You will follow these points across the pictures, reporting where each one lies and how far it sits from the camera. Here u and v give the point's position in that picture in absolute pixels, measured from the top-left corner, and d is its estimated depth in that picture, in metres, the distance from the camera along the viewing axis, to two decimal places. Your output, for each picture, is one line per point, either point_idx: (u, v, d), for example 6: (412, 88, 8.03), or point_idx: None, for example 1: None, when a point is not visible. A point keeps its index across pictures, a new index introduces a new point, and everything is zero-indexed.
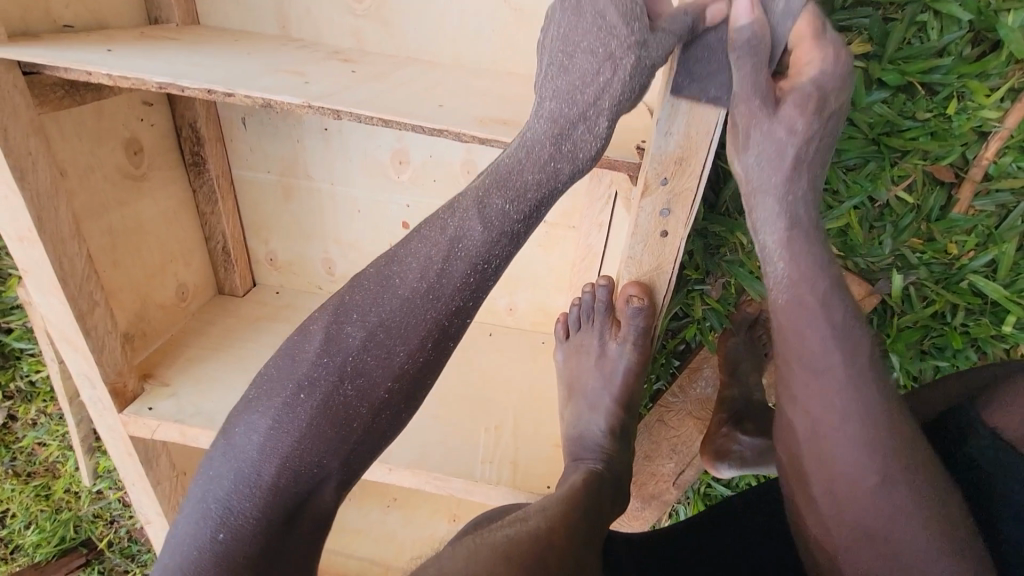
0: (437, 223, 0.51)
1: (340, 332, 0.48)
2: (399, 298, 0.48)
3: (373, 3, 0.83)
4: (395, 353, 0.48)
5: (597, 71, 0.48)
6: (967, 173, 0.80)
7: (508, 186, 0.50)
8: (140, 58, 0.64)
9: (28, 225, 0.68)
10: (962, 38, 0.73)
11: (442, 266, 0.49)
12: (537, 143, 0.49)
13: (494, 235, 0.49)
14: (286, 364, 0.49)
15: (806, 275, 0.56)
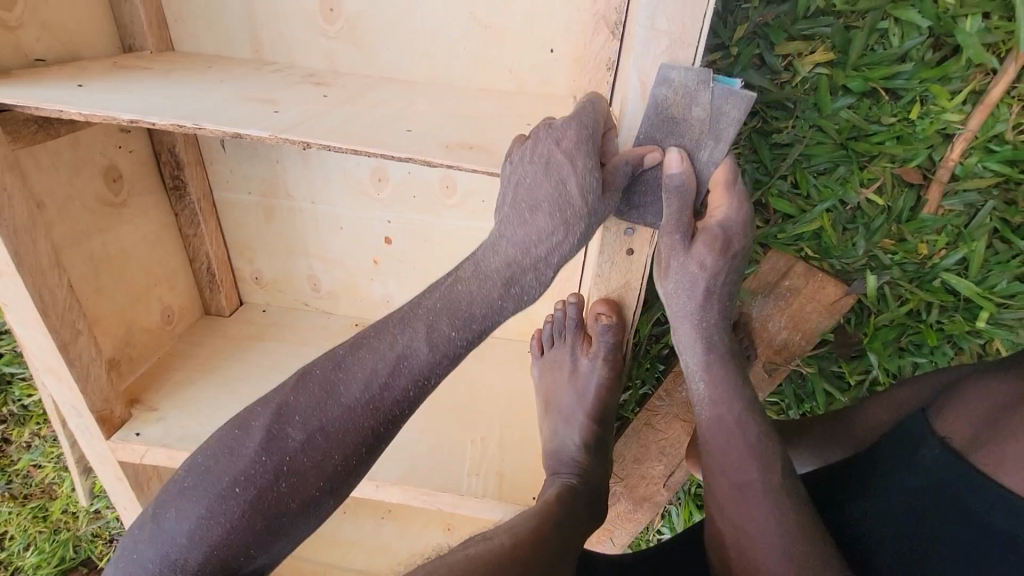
0: (373, 344, 0.56)
1: (282, 432, 0.53)
2: (342, 406, 0.53)
3: (345, 25, 0.84)
4: (330, 456, 0.53)
5: (547, 188, 0.57)
6: (934, 175, 0.82)
7: (455, 319, 0.57)
8: (110, 92, 0.64)
9: (6, 260, 0.69)
10: (922, 43, 0.74)
11: (385, 381, 0.55)
12: (507, 225, 0.59)
13: (436, 356, 0.56)
14: (224, 455, 0.52)
15: (742, 270, 0.63)
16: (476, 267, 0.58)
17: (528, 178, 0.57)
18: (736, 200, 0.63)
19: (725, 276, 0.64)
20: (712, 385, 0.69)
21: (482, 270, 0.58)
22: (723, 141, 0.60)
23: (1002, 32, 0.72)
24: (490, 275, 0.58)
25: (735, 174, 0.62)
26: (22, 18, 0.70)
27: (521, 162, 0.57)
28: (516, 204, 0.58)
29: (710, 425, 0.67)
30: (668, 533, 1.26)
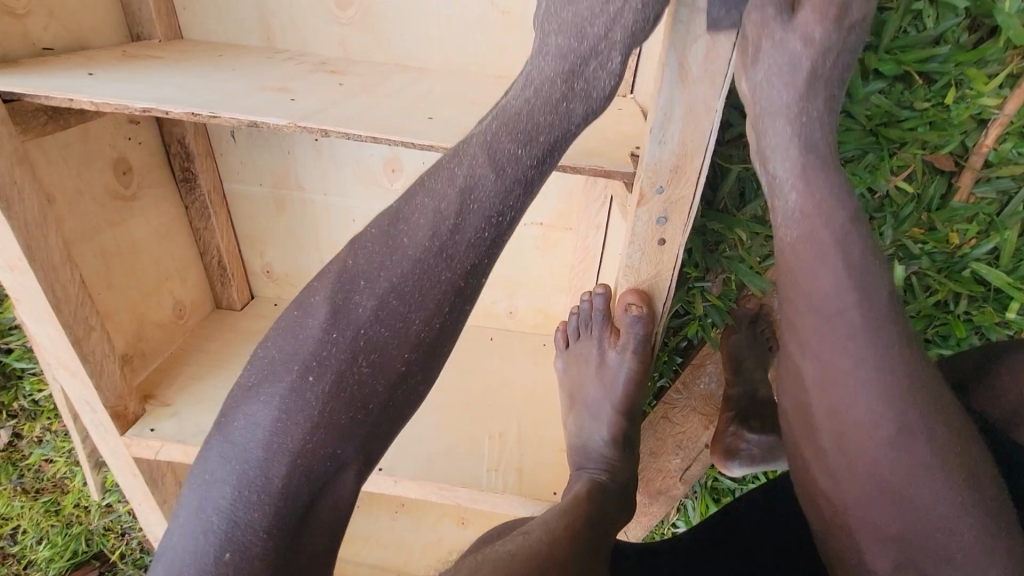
0: (444, 164, 0.50)
1: (348, 302, 0.48)
2: (410, 260, 0.48)
3: (358, 11, 0.81)
4: (410, 320, 0.48)
5: (604, 3, 0.47)
6: (967, 161, 0.79)
7: (516, 129, 0.49)
8: (122, 81, 0.62)
9: (18, 254, 0.67)
10: (959, 25, 0.72)
11: (455, 220, 0.48)
12: (540, 58, 0.50)
13: (507, 182, 0.49)
14: (286, 339, 0.48)
15: (822, 205, 0.53)
16: (500, 155, 0.49)
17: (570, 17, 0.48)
18: (820, 121, 0.53)
19: (794, 219, 0.54)
20: (810, 195, 0.53)
21: (512, 115, 0.50)
22: (800, 69, 0.51)
23: None
24: (547, 77, 0.49)
25: (819, 94, 0.52)
26: (29, 5, 0.68)
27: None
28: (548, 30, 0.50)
29: (795, 247, 0.55)
30: (684, 527, 1.25)
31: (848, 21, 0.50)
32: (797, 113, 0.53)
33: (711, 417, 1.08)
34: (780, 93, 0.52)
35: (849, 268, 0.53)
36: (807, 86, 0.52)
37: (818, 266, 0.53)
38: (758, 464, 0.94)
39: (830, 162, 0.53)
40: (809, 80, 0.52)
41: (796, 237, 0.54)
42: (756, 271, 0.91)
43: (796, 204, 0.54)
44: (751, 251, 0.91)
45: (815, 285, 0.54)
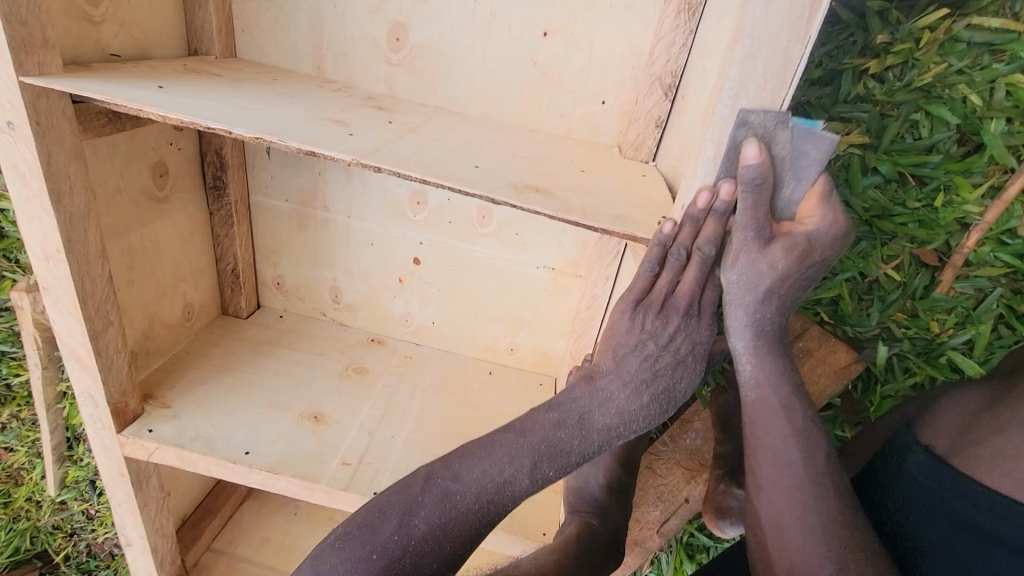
0: (516, 426, 0.65)
1: (412, 519, 0.59)
2: (489, 481, 0.62)
3: (409, 54, 0.87)
4: (444, 548, 0.59)
5: (673, 375, 0.65)
6: (950, 258, 0.87)
7: (557, 459, 0.63)
8: (189, 96, 0.66)
9: (57, 245, 0.69)
10: (950, 138, 0.80)
11: (491, 495, 0.62)
12: (615, 383, 0.65)
13: (549, 476, 0.63)
14: (366, 530, 0.59)
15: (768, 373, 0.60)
16: (571, 419, 0.64)
17: (649, 340, 0.64)
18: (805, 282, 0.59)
19: (750, 386, 0.60)
20: (760, 368, 0.60)
21: (588, 427, 0.65)
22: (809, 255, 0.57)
23: None
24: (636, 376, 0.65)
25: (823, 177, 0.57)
26: (105, 15, 0.72)
27: (646, 315, 0.64)
28: (618, 358, 0.65)
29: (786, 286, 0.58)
30: None
31: (811, 262, 0.57)
32: (799, 176, 0.56)
33: (694, 473, 1.10)
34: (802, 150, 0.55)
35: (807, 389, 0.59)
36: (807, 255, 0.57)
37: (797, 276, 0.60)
38: None
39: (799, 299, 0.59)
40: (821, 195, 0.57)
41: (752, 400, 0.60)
42: None
43: (749, 374, 0.60)
44: None
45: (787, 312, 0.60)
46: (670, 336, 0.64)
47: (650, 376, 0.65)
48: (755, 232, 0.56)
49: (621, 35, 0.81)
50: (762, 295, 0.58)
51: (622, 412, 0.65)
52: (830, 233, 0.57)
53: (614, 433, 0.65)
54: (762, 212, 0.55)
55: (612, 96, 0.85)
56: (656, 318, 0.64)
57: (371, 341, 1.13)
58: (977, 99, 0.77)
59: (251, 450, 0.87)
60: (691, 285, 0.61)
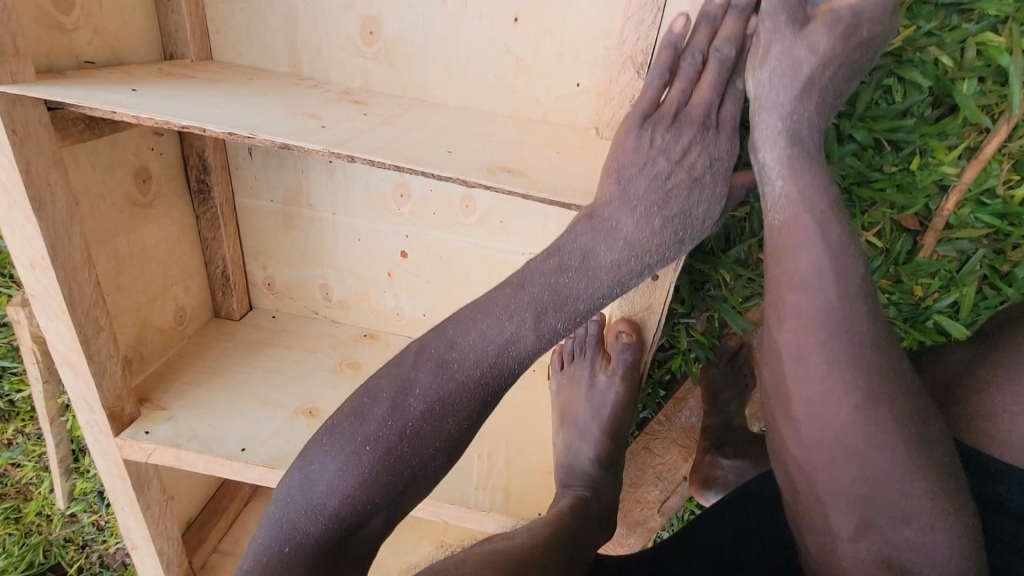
0: (514, 279, 0.65)
1: (404, 401, 0.61)
2: (489, 342, 0.63)
3: (382, 48, 0.88)
4: (445, 423, 0.61)
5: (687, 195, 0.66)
6: (930, 223, 0.87)
7: (561, 310, 0.64)
8: (163, 99, 0.67)
9: (41, 253, 0.70)
10: (923, 101, 0.80)
11: (494, 359, 0.63)
12: (622, 210, 0.64)
13: (549, 332, 0.64)
14: (355, 419, 0.61)
15: (803, 194, 0.62)
16: (577, 266, 0.65)
17: (660, 155, 0.66)
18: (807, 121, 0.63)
19: (783, 218, 0.62)
20: (822, 328, 0.59)
21: (545, 312, 0.64)
22: (799, 73, 0.61)
23: (996, 95, 0.78)
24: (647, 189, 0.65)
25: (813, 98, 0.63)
26: (76, 22, 0.73)
27: (656, 129, 0.65)
28: (624, 180, 0.65)
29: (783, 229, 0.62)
30: None
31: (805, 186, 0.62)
32: (779, 136, 0.63)
33: (690, 449, 1.13)
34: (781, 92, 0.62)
35: (852, 349, 0.58)
36: (804, 90, 0.62)
37: (812, 234, 0.60)
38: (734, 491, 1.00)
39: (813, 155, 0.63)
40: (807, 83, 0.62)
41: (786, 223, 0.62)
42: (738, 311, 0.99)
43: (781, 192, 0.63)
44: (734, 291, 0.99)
45: (799, 268, 0.60)
46: (683, 151, 0.65)
47: (659, 198, 0.66)
48: (789, 141, 0.62)
49: (591, 16, 0.82)
50: (766, 229, 0.63)
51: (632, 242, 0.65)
52: (816, 204, 0.61)
53: (622, 277, 0.66)
54: (754, 139, 0.62)
55: (586, 78, 0.86)
56: (668, 131, 0.65)
57: (364, 336, 1.14)
58: (948, 61, 0.77)
59: (248, 447, 0.88)
60: (667, 235, 0.66)
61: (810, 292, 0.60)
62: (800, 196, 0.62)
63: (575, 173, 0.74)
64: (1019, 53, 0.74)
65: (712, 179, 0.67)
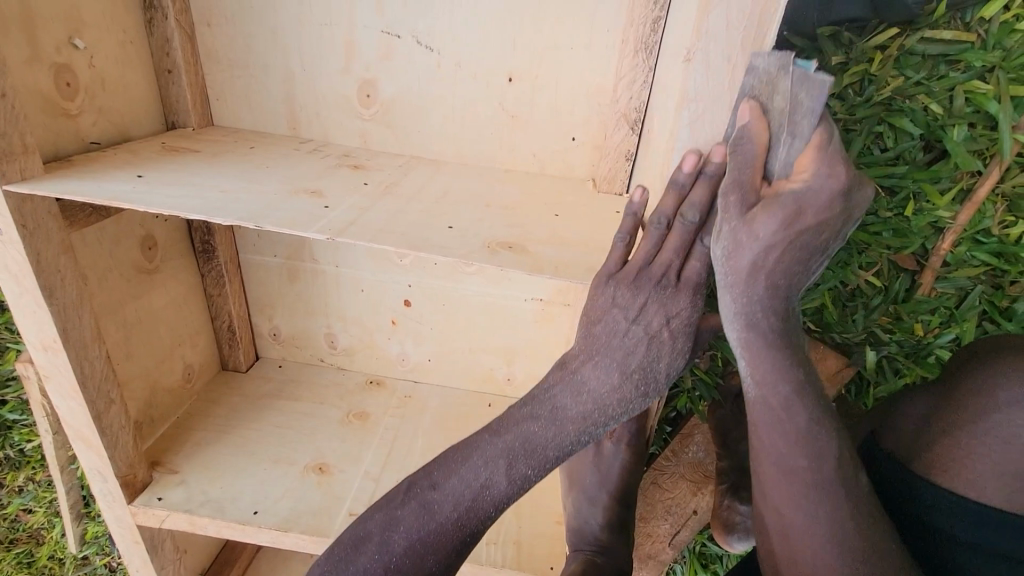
0: (502, 424, 0.64)
1: (389, 539, 0.62)
2: (462, 495, 0.63)
3: (379, 109, 0.89)
4: (427, 562, 0.62)
5: (657, 357, 0.62)
6: (928, 262, 0.88)
7: (532, 457, 0.63)
8: (170, 185, 0.68)
9: (53, 335, 0.71)
10: (915, 146, 0.81)
11: (469, 503, 0.62)
12: (589, 365, 0.63)
13: (520, 474, 0.63)
14: (348, 557, 0.62)
15: (766, 376, 0.56)
16: (552, 413, 0.63)
17: (619, 313, 0.62)
18: (760, 301, 0.55)
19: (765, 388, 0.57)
20: (756, 365, 0.56)
21: (487, 498, 0.62)
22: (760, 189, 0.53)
23: (986, 140, 0.79)
24: (608, 387, 0.63)
25: (774, 253, 0.53)
26: (81, 106, 0.75)
27: (620, 286, 0.62)
28: (596, 347, 0.63)
29: (756, 395, 0.57)
30: None
31: (801, 227, 0.53)
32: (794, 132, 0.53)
33: (700, 484, 1.10)
34: (731, 232, 0.54)
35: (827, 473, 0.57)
36: (776, 242, 0.53)
37: (771, 423, 0.57)
38: (753, 536, 0.98)
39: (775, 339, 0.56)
40: (751, 270, 0.55)
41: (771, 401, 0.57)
42: (738, 349, 1.02)
43: (741, 339, 0.56)
44: None
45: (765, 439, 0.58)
46: (640, 307, 0.61)
47: (625, 360, 0.62)
48: (740, 195, 0.53)
49: (584, 74, 0.83)
50: (745, 275, 0.54)
51: (596, 400, 0.63)
52: (826, 191, 0.52)
53: (587, 426, 0.63)
54: (748, 175, 0.54)
55: (581, 132, 0.87)
56: (629, 290, 0.61)
57: (370, 383, 1.15)
58: (938, 108, 0.78)
59: (259, 509, 0.89)
60: (672, 256, 0.60)
61: (766, 429, 0.57)
62: (765, 344, 0.56)
63: (573, 236, 0.74)
64: (1006, 101, 0.75)
65: (671, 335, 0.62)
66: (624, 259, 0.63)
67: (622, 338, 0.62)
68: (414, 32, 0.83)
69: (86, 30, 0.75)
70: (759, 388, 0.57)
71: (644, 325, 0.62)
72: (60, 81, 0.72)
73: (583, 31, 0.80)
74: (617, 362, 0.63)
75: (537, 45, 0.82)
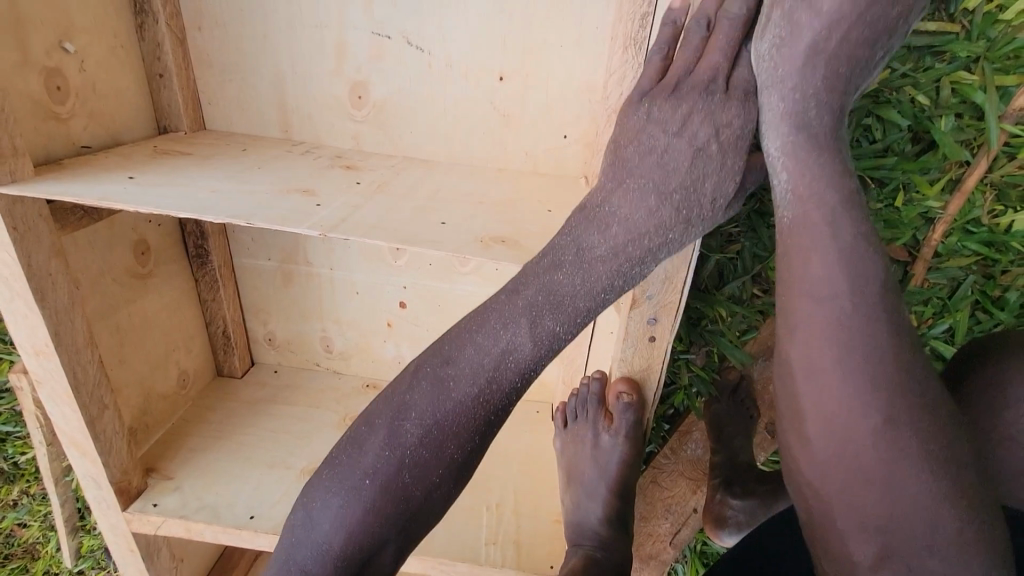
0: (534, 260, 0.61)
1: (400, 427, 0.60)
2: (482, 359, 0.60)
3: (371, 110, 0.89)
4: (445, 445, 0.60)
5: (699, 163, 0.59)
6: (920, 253, 0.88)
7: (559, 311, 0.61)
8: (161, 187, 0.68)
9: (45, 339, 0.71)
10: (903, 138, 0.82)
11: (491, 373, 0.60)
12: (621, 187, 0.61)
13: (544, 337, 0.61)
14: (354, 449, 0.60)
15: (813, 188, 0.55)
16: (580, 252, 0.60)
17: (658, 129, 0.60)
18: (817, 108, 0.55)
19: (788, 202, 0.56)
20: (802, 169, 0.55)
21: (511, 359, 0.61)
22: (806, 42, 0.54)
23: (973, 130, 0.80)
24: (635, 248, 0.60)
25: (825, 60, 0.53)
26: (72, 110, 0.75)
27: (657, 101, 0.60)
28: (626, 154, 0.61)
29: (795, 230, 0.55)
30: None
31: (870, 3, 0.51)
32: None
33: (698, 482, 1.09)
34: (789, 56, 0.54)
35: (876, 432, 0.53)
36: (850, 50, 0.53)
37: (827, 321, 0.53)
38: (746, 531, 0.98)
39: (821, 140, 0.55)
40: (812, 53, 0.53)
41: (795, 220, 0.55)
42: (735, 343, 1.01)
43: (787, 186, 0.56)
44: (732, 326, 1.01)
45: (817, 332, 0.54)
46: (683, 121, 0.59)
47: (664, 177, 0.60)
48: None
49: (574, 72, 0.84)
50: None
51: (630, 228, 0.60)
52: (820, 176, 0.55)
53: (621, 265, 0.61)
54: (788, 85, 0.54)
55: (573, 130, 0.88)
56: (668, 103, 0.59)
57: (366, 386, 1.14)
58: (925, 99, 0.79)
59: (256, 513, 0.89)
60: (718, 59, 0.58)
61: (817, 258, 0.54)
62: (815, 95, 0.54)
63: (565, 232, 0.73)
64: (993, 91, 0.76)
65: (722, 147, 0.59)
66: (630, 247, 0.62)
67: (661, 155, 0.60)
68: (404, 33, 0.84)
69: (77, 35, 0.75)
70: (797, 207, 0.55)
71: (689, 138, 0.59)
72: (50, 86, 0.72)
73: (572, 30, 0.81)
74: (641, 215, 0.60)
75: (527, 44, 0.82)
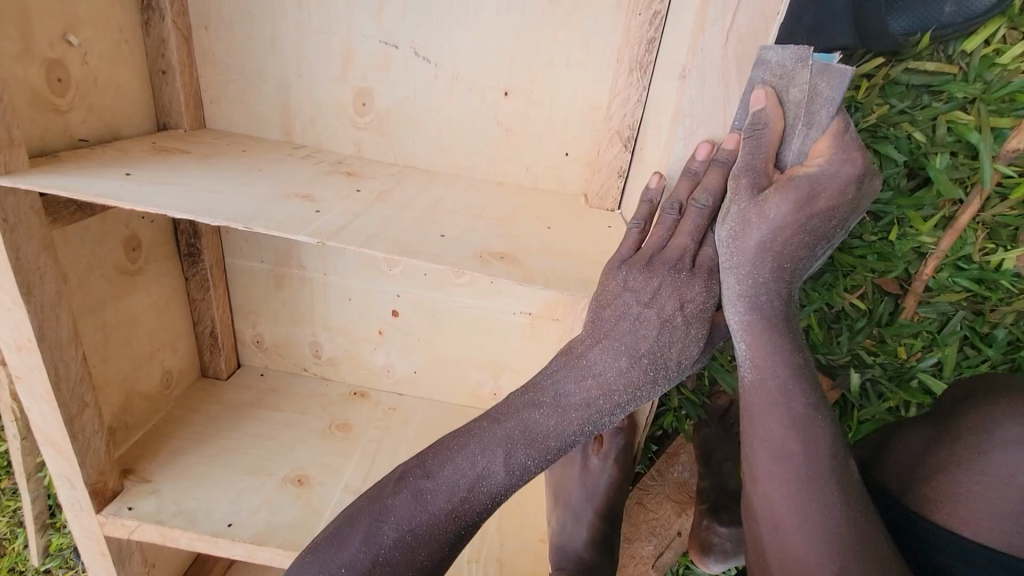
0: (511, 414, 0.61)
1: (377, 530, 0.58)
2: (450, 493, 0.59)
3: (374, 118, 0.89)
4: (421, 552, 0.58)
5: (667, 337, 0.60)
6: (911, 286, 0.89)
7: (533, 448, 0.60)
8: (160, 185, 0.67)
9: (28, 334, 0.69)
10: (899, 173, 0.83)
11: (464, 495, 0.59)
12: (595, 350, 0.61)
13: (514, 478, 0.60)
14: (333, 547, 0.59)
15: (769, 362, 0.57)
16: (555, 404, 0.60)
17: (633, 303, 0.60)
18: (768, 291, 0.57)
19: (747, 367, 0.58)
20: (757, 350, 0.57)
21: (483, 488, 0.60)
22: (751, 241, 0.56)
23: (967, 169, 0.81)
24: (602, 405, 0.60)
25: (767, 264, 0.56)
26: (71, 102, 0.74)
27: (633, 271, 0.60)
28: (601, 327, 0.61)
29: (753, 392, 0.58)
30: None
31: (814, 210, 0.55)
32: (811, 123, 0.56)
33: (683, 506, 1.08)
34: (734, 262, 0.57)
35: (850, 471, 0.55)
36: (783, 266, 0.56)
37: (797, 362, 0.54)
38: (731, 557, 0.99)
39: (774, 324, 0.57)
40: (761, 250, 0.56)
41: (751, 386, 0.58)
42: (726, 368, 1.01)
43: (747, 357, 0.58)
44: (723, 350, 1.02)
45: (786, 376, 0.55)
46: (654, 294, 0.59)
47: (636, 346, 0.60)
48: (750, 179, 0.56)
49: (580, 92, 0.84)
50: (753, 255, 0.56)
51: (604, 386, 0.60)
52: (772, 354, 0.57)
53: (592, 416, 0.60)
54: (762, 160, 0.55)
55: (574, 148, 0.88)
56: (641, 276, 0.60)
57: (354, 394, 1.13)
58: (921, 137, 0.80)
59: (234, 521, 0.87)
60: (687, 240, 0.59)
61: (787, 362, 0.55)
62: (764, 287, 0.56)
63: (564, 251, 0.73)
64: (987, 131, 0.78)
65: (686, 320, 0.60)
66: (637, 246, 0.62)
67: (633, 322, 0.60)
68: (412, 43, 0.84)
69: (81, 27, 0.74)
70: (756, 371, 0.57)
71: (657, 309, 0.59)
72: (51, 78, 0.71)
73: (580, 49, 0.81)
74: (612, 374, 0.60)
75: (533, 62, 0.83)
